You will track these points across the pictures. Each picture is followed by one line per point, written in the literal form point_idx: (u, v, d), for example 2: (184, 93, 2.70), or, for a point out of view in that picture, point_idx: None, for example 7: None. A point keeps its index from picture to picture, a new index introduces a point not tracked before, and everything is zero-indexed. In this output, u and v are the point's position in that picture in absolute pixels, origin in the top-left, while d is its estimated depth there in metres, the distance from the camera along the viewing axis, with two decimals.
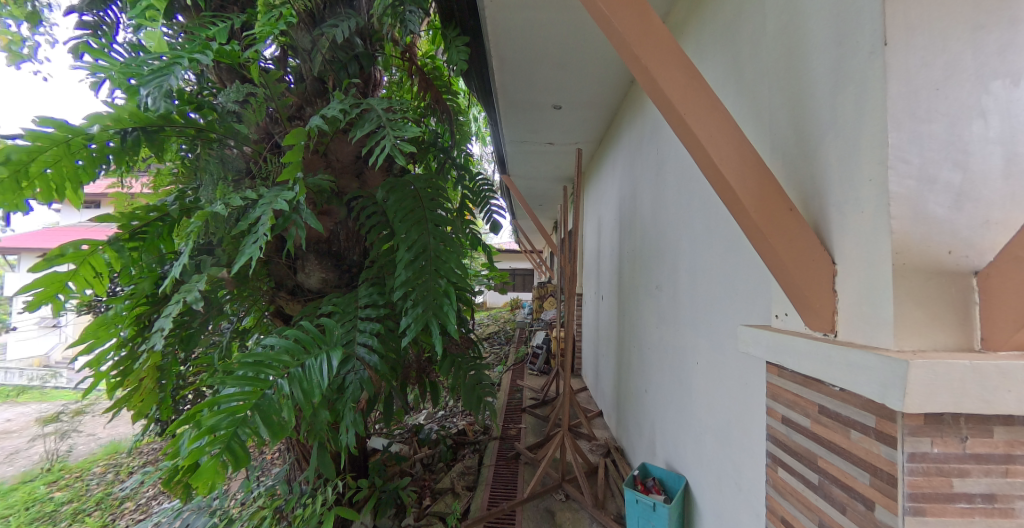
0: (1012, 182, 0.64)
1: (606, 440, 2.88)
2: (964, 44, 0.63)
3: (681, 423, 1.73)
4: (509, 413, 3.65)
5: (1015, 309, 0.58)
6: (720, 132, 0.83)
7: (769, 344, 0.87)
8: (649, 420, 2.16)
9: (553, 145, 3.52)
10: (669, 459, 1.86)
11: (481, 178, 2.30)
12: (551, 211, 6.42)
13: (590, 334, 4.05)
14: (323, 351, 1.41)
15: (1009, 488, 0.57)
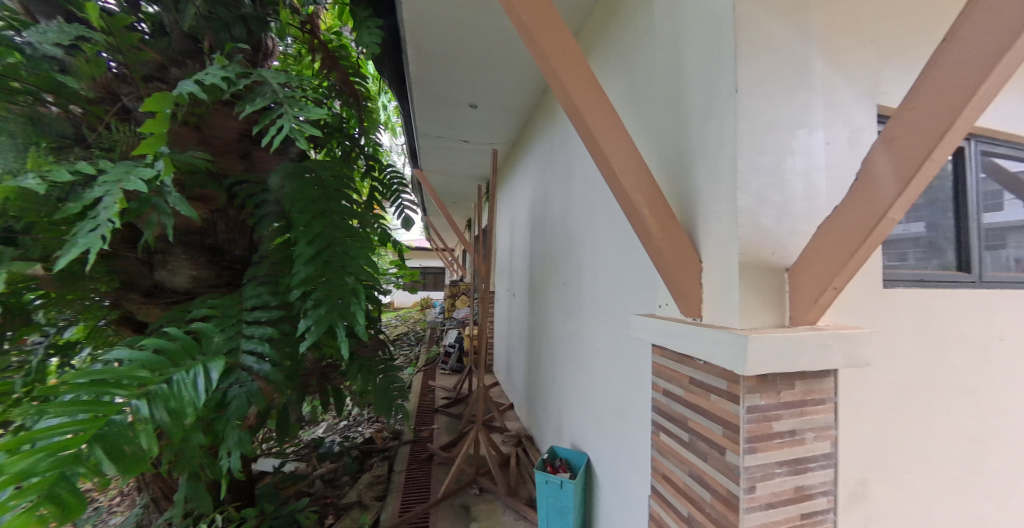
0: (807, 204, 0.88)
1: (518, 431, 3.03)
2: (777, 101, 0.86)
3: (585, 405, 1.91)
4: (421, 414, 3.59)
5: (809, 294, 0.80)
6: (621, 151, 0.96)
7: (655, 330, 1.03)
8: (557, 407, 2.34)
9: (469, 143, 3.56)
10: (574, 439, 2.06)
11: (391, 170, 2.20)
12: (463, 209, 6.44)
13: (502, 330, 4.19)
14: (196, 363, 1.12)
15: (801, 422, 0.80)
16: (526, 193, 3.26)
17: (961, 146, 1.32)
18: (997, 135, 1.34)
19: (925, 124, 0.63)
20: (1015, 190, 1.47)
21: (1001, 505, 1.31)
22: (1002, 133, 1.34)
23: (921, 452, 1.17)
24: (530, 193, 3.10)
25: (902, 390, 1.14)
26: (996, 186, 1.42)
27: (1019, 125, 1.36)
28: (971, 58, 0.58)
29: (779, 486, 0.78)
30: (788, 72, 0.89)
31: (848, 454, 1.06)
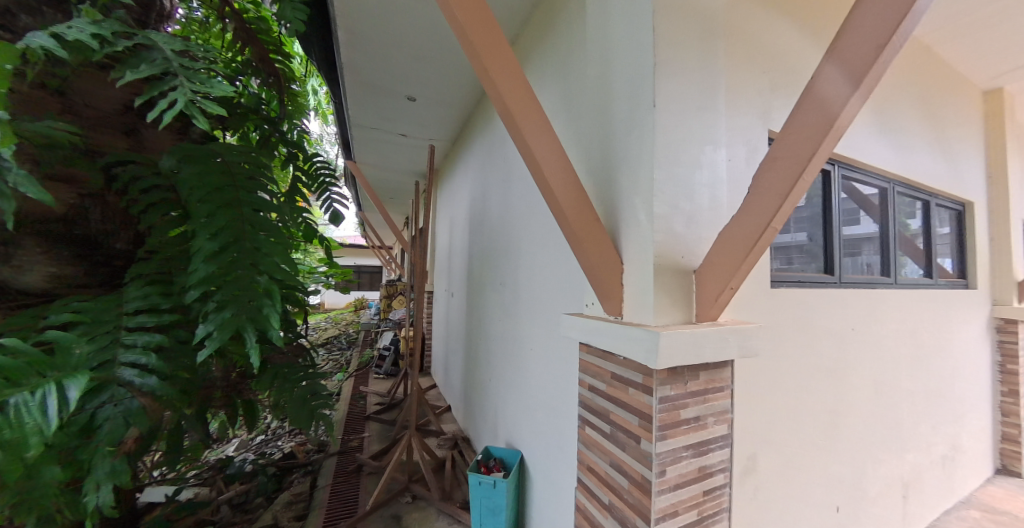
0: (710, 213, 0.98)
1: (454, 434, 2.98)
2: (687, 119, 0.95)
3: (518, 404, 1.95)
4: (350, 422, 3.38)
5: (711, 294, 0.90)
6: (552, 157, 0.99)
7: (581, 328, 1.07)
8: (493, 407, 2.35)
9: (407, 137, 3.44)
10: (508, 438, 2.08)
11: (319, 160, 2.03)
12: (401, 205, 6.21)
13: (440, 331, 4.10)
14: (47, 382, 0.89)
15: (704, 409, 0.88)
16: (465, 192, 3.23)
17: (830, 170, 1.57)
18: (856, 162, 1.62)
19: (796, 151, 0.74)
20: (867, 209, 1.79)
21: (854, 468, 1.58)
22: (856, 160, 1.62)
23: (797, 428, 1.37)
24: (469, 192, 3.07)
25: (784, 375, 1.32)
26: (853, 204, 1.71)
27: (869, 155, 1.66)
28: (829, 97, 0.69)
29: (686, 468, 0.86)
30: (697, 94, 0.99)
31: (742, 435, 1.20)
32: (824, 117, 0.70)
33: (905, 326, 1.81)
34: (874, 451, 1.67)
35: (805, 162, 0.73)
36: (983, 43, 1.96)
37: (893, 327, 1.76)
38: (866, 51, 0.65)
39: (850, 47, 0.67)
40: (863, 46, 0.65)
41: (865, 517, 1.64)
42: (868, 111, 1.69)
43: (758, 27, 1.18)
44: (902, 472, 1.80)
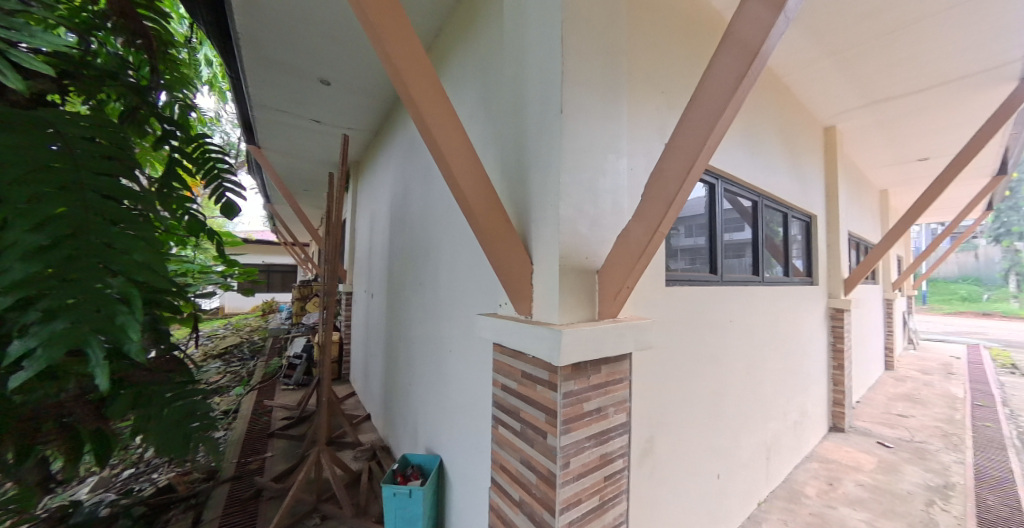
0: (612, 216, 1.06)
1: (372, 444, 2.80)
2: (591, 128, 1.01)
3: (437, 406, 1.90)
4: (249, 441, 2.97)
5: (610, 292, 0.96)
6: (464, 157, 0.98)
7: (493, 329, 1.08)
8: (412, 412, 2.26)
9: (321, 124, 3.14)
10: (427, 443, 2.01)
11: (211, 145, 1.73)
12: (316, 199, 5.69)
13: (358, 334, 3.85)
14: None
15: (604, 400, 0.95)
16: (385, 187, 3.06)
17: (715, 183, 1.82)
18: (733, 177, 1.91)
19: (678, 164, 0.83)
20: (744, 218, 2.10)
21: (730, 439, 1.84)
22: (734, 176, 1.90)
23: (687, 409, 1.56)
24: (389, 187, 2.93)
25: (675, 363, 1.48)
26: (732, 213, 1.99)
27: (743, 172, 1.96)
28: (702, 119, 0.79)
29: (588, 458, 0.91)
30: (602, 106, 1.06)
31: (640, 419, 1.32)
32: (698, 136, 0.79)
33: (770, 317, 2.17)
34: (745, 423, 1.96)
35: (684, 175, 0.82)
36: (824, 86, 2.43)
37: (761, 318, 2.08)
38: (729, 81, 0.75)
39: (716, 77, 0.77)
40: (726, 77, 0.76)
41: (738, 480, 1.91)
42: (744, 135, 1.99)
43: (658, 52, 1.31)
44: (766, 438, 2.15)
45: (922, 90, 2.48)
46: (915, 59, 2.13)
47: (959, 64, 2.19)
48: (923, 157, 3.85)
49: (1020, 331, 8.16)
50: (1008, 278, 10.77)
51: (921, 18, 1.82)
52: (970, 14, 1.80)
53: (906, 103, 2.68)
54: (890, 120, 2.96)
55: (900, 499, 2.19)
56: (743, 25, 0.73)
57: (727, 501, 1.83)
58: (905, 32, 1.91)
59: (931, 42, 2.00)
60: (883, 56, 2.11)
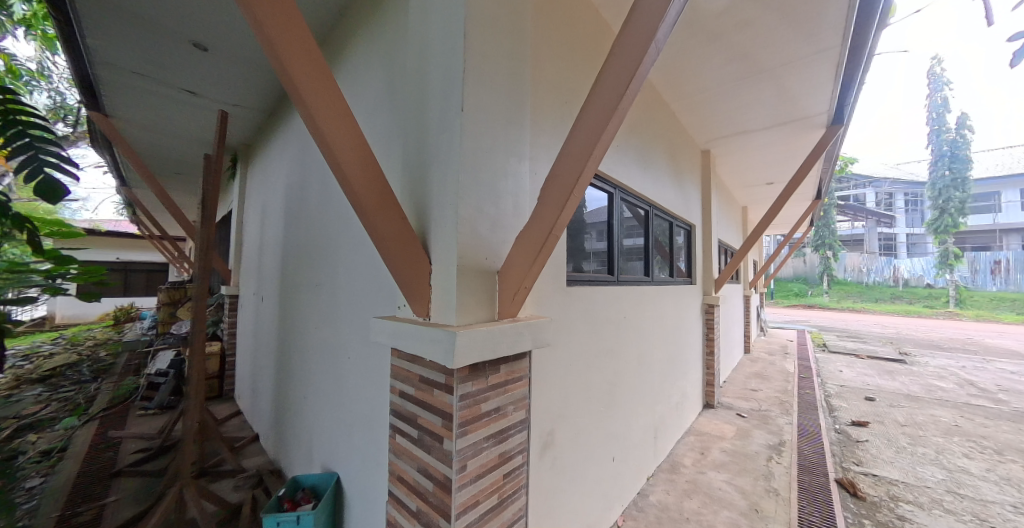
0: (513, 217, 1.08)
1: (259, 468, 2.43)
2: (493, 128, 1.02)
3: (333, 419, 1.74)
4: (82, 484, 2.34)
5: (509, 292, 0.98)
6: (351, 150, 0.91)
7: (389, 332, 1.01)
8: (305, 428, 2.03)
9: (196, 97, 2.62)
10: (323, 461, 1.83)
11: (27, 111, 1.33)
12: (190, 186, 4.79)
13: (241, 345, 3.34)
14: None
15: (503, 399, 0.96)
16: (278, 177, 2.71)
17: (613, 193, 2.01)
18: (628, 189, 2.12)
19: (569, 170, 0.88)
20: (637, 225, 2.34)
21: (624, 424, 2.03)
22: (629, 187, 2.12)
23: (585, 401, 1.68)
24: (283, 177, 2.60)
25: (574, 358, 1.59)
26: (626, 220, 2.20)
27: (636, 184, 2.19)
28: (591, 129, 0.85)
29: (486, 458, 0.91)
30: (505, 110, 1.07)
31: (540, 414, 1.38)
32: (587, 145, 0.85)
33: (657, 313, 2.45)
34: (636, 408, 2.18)
35: (574, 180, 0.87)
36: (700, 115, 2.83)
37: (650, 314, 2.34)
38: (612, 96, 0.82)
39: (603, 91, 0.84)
40: (611, 93, 0.83)
41: (630, 459, 2.12)
42: (638, 151, 2.23)
43: (561, 64, 1.38)
44: (653, 419, 2.41)
45: (767, 127, 3.06)
46: (763, 102, 2.62)
47: (791, 110, 2.75)
48: (769, 182, 4.76)
49: (831, 319, 10.55)
50: (822, 278, 13.84)
51: (766, 69, 2.23)
52: (797, 72, 2.26)
53: (757, 137, 3.28)
54: (746, 149, 3.59)
55: (751, 458, 2.65)
56: (624, 48, 0.81)
57: (621, 480, 2.01)
58: (756, 78, 2.32)
59: (772, 90, 2.47)
60: (742, 96, 2.54)
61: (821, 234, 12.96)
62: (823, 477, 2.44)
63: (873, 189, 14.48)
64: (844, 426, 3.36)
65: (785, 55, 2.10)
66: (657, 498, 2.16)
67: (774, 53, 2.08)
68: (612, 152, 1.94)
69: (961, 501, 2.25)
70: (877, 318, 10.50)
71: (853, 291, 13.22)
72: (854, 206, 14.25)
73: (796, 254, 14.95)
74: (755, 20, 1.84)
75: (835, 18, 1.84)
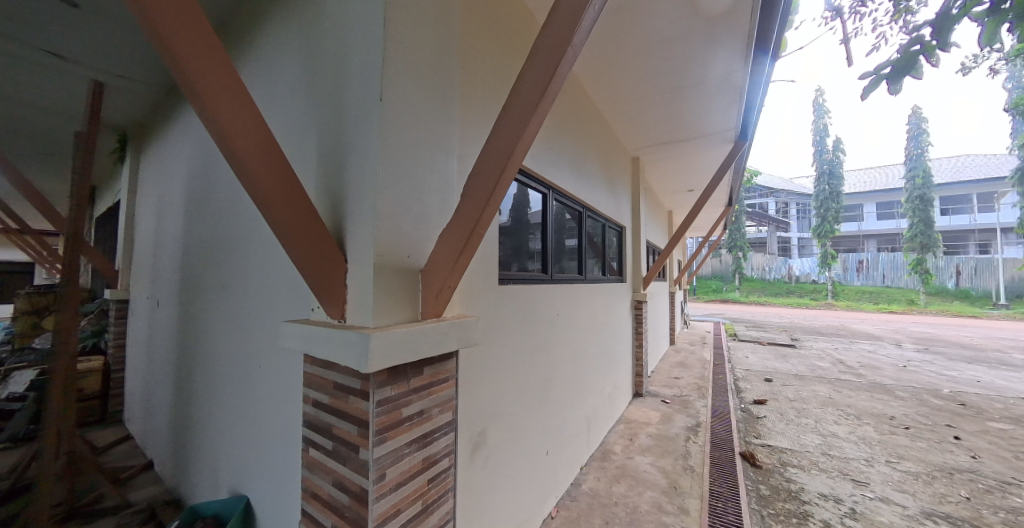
0: (439, 213, 1.05)
1: (148, 500, 2.08)
2: (416, 121, 0.98)
3: (240, 436, 1.55)
4: None
5: (433, 290, 0.96)
6: (247, 134, 0.80)
7: (299, 337, 0.93)
8: (208, 449, 1.79)
9: (62, 62, 2.16)
10: (228, 485, 1.62)
11: None
12: (59, 169, 3.97)
13: (126, 357, 2.84)
14: None
15: (427, 401, 0.93)
16: (175, 163, 2.35)
17: (547, 194, 2.05)
18: (562, 190, 2.19)
19: (492, 166, 0.88)
20: (570, 225, 2.42)
21: (557, 418, 2.08)
22: (563, 189, 2.18)
23: (518, 399, 1.69)
24: (181, 164, 2.26)
25: (507, 356, 1.60)
26: (560, 221, 2.27)
27: (569, 186, 2.27)
28: (514, 125, 0.85)
29: (409, 464, 0.88)
30: (430, 102, 1.03)
31: (471, 414, 1.37)
32: (509, 141, 0.85)
33: (588, 310, 2.56)
34: (570, 401, 2.26)
35: (497, 176, 0.87)
36: (629, 123, 3.01)
37: (582, 311, 2.44)
38: (534, 93, 0.84)
39: (525, 88, 0.85)
40: (532, 91, 0.84)
41: (564, 452, 2.18)
42: (572, 154, 2.31)
43: (491, 59, 1.37)
44: (586, 411, 2.52)
45: (685, 139, 3.36)
46: (682, 115, 2.86)
47: (705, 125, 3.05)
48: (689, 188, 5.23)
49: (739, 311, 11.94)
50: (734, 276, 15.48)
51: (686, 86, 2.44)
52: (712, 91, 2.51)
53: (678, 147, 3.58)
54: (669, 158, 3.91)
55: (672, 441, 2.89)
56: (545, 48, 0.83)
57: (555, 472, 2.07)
58: (677, 93, 2.53)
59: (690, 105, 2.71)
60: (664, 108, 2.75)
61: (733, 237, 14.64)
62: (729, 452, 2.74)
63: (774, 199, 17.64)
64: (746, 405, 3.82)
65: (700, 75, 2.32)
66: (589, 486, 2.27)
67: (694, 72, 2.28)
68: (548, 153, 1.98)
69: (831, 461, 2.68)
70: (775, 309, 12.11)
71: (757, 287, 15.10)
72: (757, 213, 16.29)
73: (712, 254, 16.68)
74: (676, 40, 1.98)
75: (740, 47, 2.05)
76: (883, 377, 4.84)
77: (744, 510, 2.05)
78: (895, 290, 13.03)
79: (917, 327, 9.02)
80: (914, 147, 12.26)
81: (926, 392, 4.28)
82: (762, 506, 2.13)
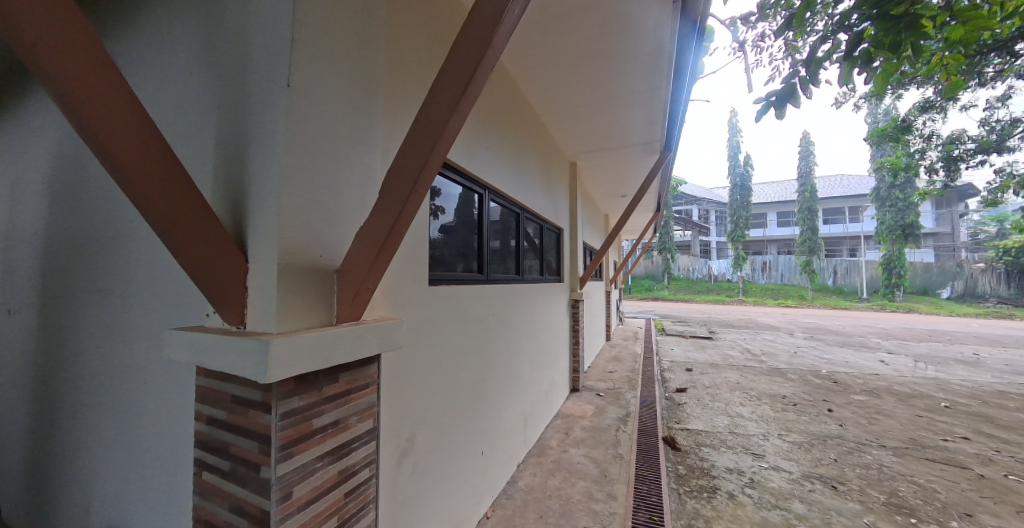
0: (356, 211, 1.00)
1: None
2: (331, 112, 0.92)
3: (116, 466, 1.32)
4: None
5: (349, 290, 0.92)
6: (111, 110, 0.69)
7: (188, 347, 0.82)
8: (74, 485, 1.49)
9: None
10: (101, 524, 1.37)
11: None
12: None
13: None
14: None
15: (344, 410, 0.88)
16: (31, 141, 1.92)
17: (484, 195, 2.05)
18: (499, 191, 2.20)
19: (411, 162, 0.85)
20: (508, 225, 2.44)
21: (492, 418, 2.09)
22: (500, 190, 2.20)
23: (451, 401, 1.66)
24: (38, 143, 1.84)
25: (439, 358, 1.57)
26: (497, 221, 2.28)
27: (507, 187, 2.29)
28: (434, 122, 0.84)
29: (320, 478, 0.82)
30: (347, 90, 0.97)
31: (398, 420, 1.32)
32: (429, 139, 0.84)
33: (524, 310, 2.61)
34: (505, 400, 2.28)
35: (417, 172, 0.85)
36: (563, 129, 3.11)
37: (517, 310, 2.48)
38: (454, 90, 0.83)
39: (445, 84, 0.84)
40: (452, 88, 0.83)
41: (499, 451, 2.20)
42: (511, 156, 2.33)
43: (418, 53, 1.33)
44: (523, 409, 2.57)
45: (616, 148, 3.58)
46: (613, 125, 3.04)
47: (632, 135, 3.28)
48: (623, 194, 5.60)
49: (666, 307, 13.04)
50: (662, 275, 16.85)
51: (616, 98, 2.60)
52: (639, 104, 2.70)
53: (609, 155, 3.81)
54: (603, 164, 4.13)
55: (603, 431, 3.06)
56: (465, 45, 0.83)
57: (490, 472, 2.07)
58: (607, 104, 2.68)
59: (619, 117, 2.89)
60: (596, 117, 2.91)
61: (662, 240, 16.00)
62: (654, 438, 2.97)
63: (697, 206, 19.74)
64: (670, 393, 4.17)
65: (628, 89, 2.48)
66: (525, 483, 2.30)
67: (624, 86, 2.44)
68: (484, 153, 1.96)
69: (736, 439, 3.03)
70: (696, 305, 13.41)
71: (684, 285, 16.61)
72: (679, 218, 17.94)
73: (643, 255, 17.93)
74: (608, 52, 2.08)
75: (663, 66, 2.22)
76: (779, 363, 5.61)
77: (664, 490, 2.23)
78: (789, 287, 15.21)
79: (807, 318, 10.60)
80: (804, 165, 14.62)
81: (811, 374, 5.04)
82: (679, 485, 2.34)
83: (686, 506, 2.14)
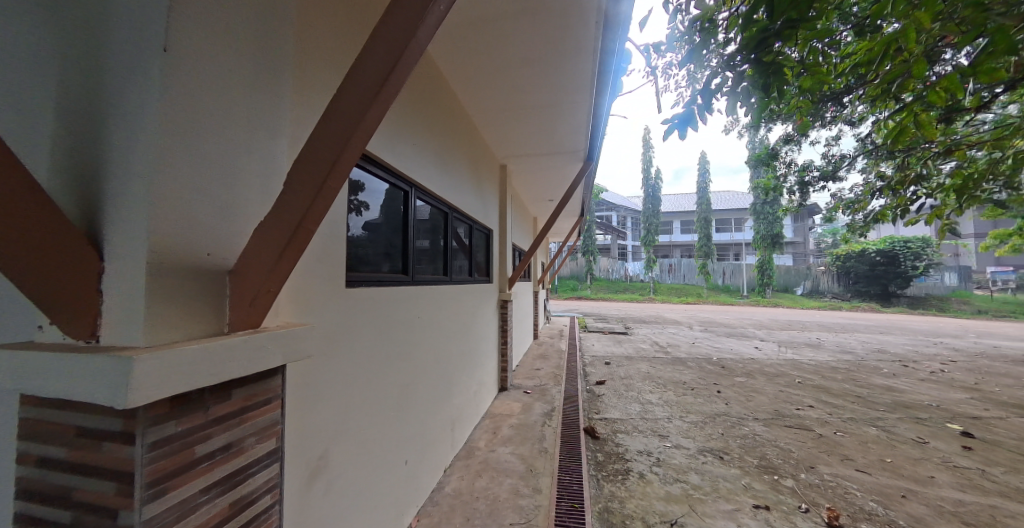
0: (255, 203, 0.88)
1: None
2: (222, 86, 0.79)
3: None
4: None
5: (246, 294, 0.81)
6: None
7: (9, 370, 0.64)
8: None
9: None
10: None
11: None
12: None
13: None
14: None
15: (239, 431, 0.77)
16: None
17: (410, 192, 1.95)
18: (428, 190, 2.12)
19: (324, 154, 0.78)
20: (435, 224, 2.36)
21: (417, 424, 2.01)
22: (429, 188, 2.12)
23: (369, 411, 1.55)
24: None
25: (357, 366, 1.46)
26: (423, 220, 2.19)
27: (435, 186, 2.22)
28: (350, 112, 0.77)
29: (206, 515, 0.70)
30: (245, 66, 0.85)
31: (307, 437, 1.19)
32: (344, 129, 0.77)
33: (451, 311, 2.56)
34: (431, 405, 2.21)
35: (330, 165, 0.78)
36: (493, 131, 3.11)
37: (444, 311, 2.42)
38: (374, 80, 0.77)
39: (363, 72, 0.77)
40: (372, 76, 0.77)
41: (425, 458, 2.12)
42: (440, 153, 2.26)
43: (333, 34, 1.22)
44: (450, 412, 2.51)
45: (543, 154, 3.70)
46: (540, 132, 3.14)
47: (558, 143, 3.42)
48: (550, 198, 5.81)
49: (589, 306, 13.82)
50: (585, 276, 17.83)
51: (543, 106, 2.69)
52: (564, 114, 2.82)
53: (536, 160, 3.92)
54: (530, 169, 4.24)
55: (530, 427, 3.12)
56: (387, 33, 0.77)
57: (414, 481, 1.98)
58: (535, 111, 2.76)
59: (546, 124, 3.00)
60: (524, 123, 2.97)
61: (585, 243, 16.92)
62: (576, 429, 3.11)
63: (615, 212, 21.29)
64: (591, 386, 4.42)
65: (555, 99, 2.58)
66: (452, 487, 2.25)
67: (551, 95, 2.52)
68: (411, 150, 1.86)
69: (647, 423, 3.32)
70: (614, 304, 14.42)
71: (604, 285, 17.72)
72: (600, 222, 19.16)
73: (568, 257, 18.78)
74: (536, 62, 2.14)
75: (587, 80, 2.34)
76: (681, 353, 6.27)
77: (584, 478, 2.35)
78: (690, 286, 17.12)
79: (704, 313, 12.01)
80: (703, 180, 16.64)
81: (705, 361, 5.73)
82: (597, 471, 2.49)
83: (603, 489, 2.27)
